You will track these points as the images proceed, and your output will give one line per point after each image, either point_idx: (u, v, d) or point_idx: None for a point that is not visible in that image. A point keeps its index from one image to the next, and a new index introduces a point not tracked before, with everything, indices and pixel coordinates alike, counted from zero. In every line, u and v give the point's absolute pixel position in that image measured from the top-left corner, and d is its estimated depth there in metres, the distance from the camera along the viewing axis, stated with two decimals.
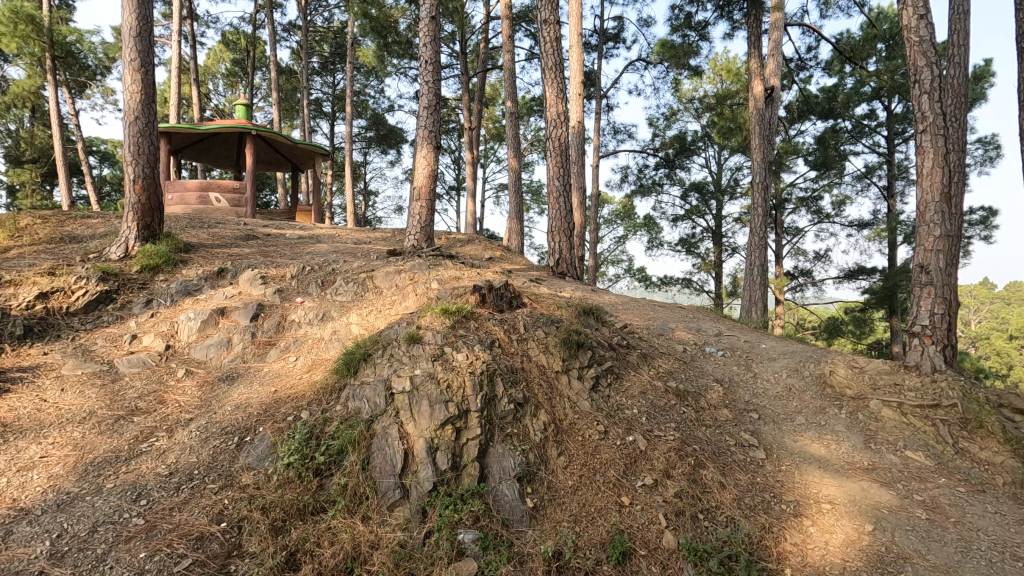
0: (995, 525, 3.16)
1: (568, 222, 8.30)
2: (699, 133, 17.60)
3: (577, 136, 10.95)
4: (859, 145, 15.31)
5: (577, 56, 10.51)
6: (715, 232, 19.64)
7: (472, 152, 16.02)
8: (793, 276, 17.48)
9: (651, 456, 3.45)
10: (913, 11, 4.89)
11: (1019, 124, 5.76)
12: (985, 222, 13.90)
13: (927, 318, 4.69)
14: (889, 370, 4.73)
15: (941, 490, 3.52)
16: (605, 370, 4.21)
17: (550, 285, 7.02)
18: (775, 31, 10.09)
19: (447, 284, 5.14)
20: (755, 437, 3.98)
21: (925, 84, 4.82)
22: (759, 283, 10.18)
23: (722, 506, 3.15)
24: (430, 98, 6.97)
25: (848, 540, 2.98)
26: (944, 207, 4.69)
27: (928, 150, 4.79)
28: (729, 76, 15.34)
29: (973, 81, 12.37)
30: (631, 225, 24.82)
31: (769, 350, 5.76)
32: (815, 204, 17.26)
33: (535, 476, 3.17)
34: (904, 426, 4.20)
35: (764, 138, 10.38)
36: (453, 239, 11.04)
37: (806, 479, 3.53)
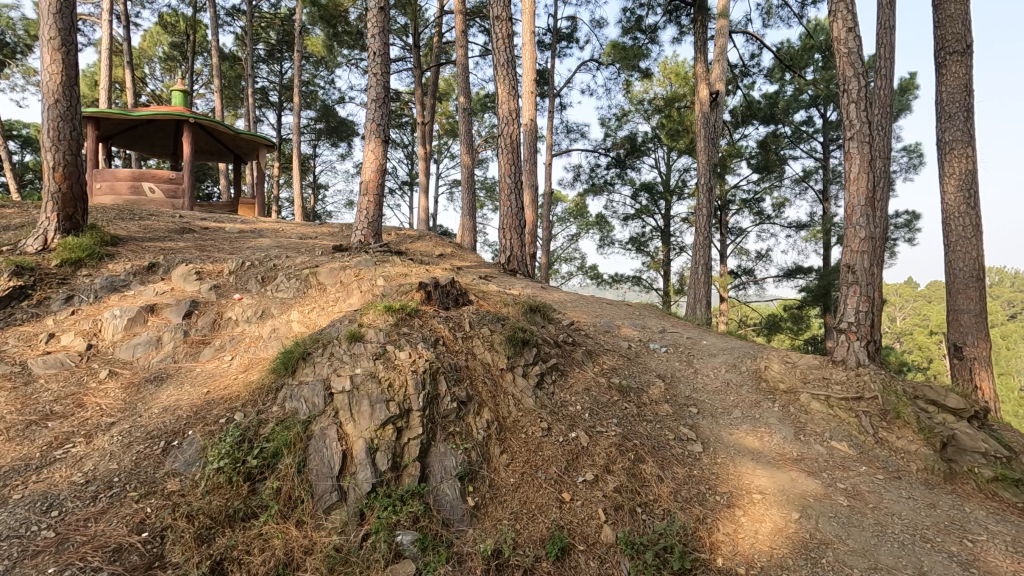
0: (907, 509, 3.37)
1: (520, 220, 8.32)
2: (649, 134, 17.99)
3: (530, 133, 10.98)
4: (798, 149, 16.06)
5: (529, 54, 10.51)
6: (664, 231, 20.16)
7: (424, 147, 15.82)
8: (736, 275, 18.13)
9: (592, 452, 3.49)
10: (842, 25, 5.15)
11: (940, 132, 6.14)
12: (909, 225, 14.87)
13: (853, 316, 4.96)
14: (818, 365, 4.98)
15: (861, 478, 3.73)
16: (549, 367, 4.24)
17: (500, 283, 7.02)
18: (720, 38, 10.42)
19: (393, 281, 5.04)
20: (693, 431, 4.11)
21: (853, 94, 5.07)
22: (703, 281, 10.52)
23: (660, 499, 3.23)
24: (378, 90, 6.78)
25: (776, 529, 3.10)
26: (869, 210, 4.97)
27: (855, 156, 5.06)
28: (677, 80, 15.76)
29: (900, 92, 13.18)
30: (584, 224, 25.21)
31: (710, 347, 5.95)
32: (756, 206, 18.02)
33: (477, 475, 3.15)
34: (831, 418, 4.44)
35: (709, 140, 10.71)
36: (403, 235, 10.85)
37: (739, 471, 3.67)
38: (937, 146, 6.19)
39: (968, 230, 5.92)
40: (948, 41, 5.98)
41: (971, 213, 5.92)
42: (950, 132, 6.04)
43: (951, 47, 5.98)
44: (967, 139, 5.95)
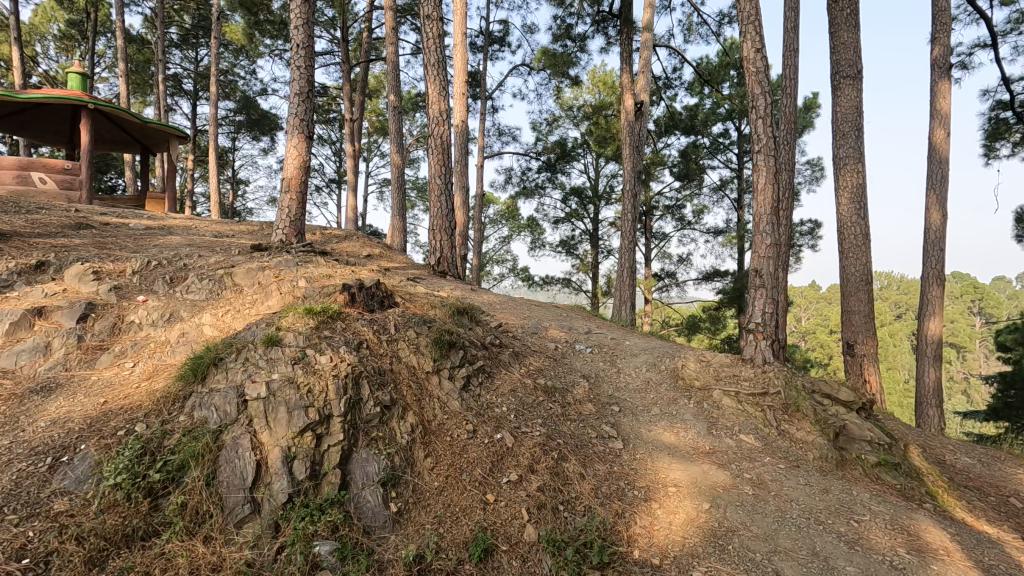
0: (804, 495, 3.66)
1: (450, 221, 8.27)
2: (578, 140, 18.43)
3: (461, 135, 10.94)
4: (716, 160, 17.01)
5: (461, 56, 10.48)
6: (593, 234, 20.72)
7: (353, 145, 15.38)
8: (659, 278, 18.95)
9: (517, 452, 3.54)
10: (752, 45, 5.52)
11: (836, 149, 6.71)
12: (812, 232, 16.16)
13: (760, 317, 5.31)
14: (729, 363, 5.31)
15: (765, 468, 4.00)
16: (476, 369, 4.26)
17: (429, 285, 6.94)
18: (645, 50, 10.87)
19: (316, 283, 4.86)
20: (615, 429, 4.26)
21: (760, 110, 5.44)
22: (628, 284, 10.91)
23: (581, 496, 3.33)
24: (302, 84, 6.52)
25: (688, 519, 3.27)
26: (774, 219, 5.36)
27: (762, 168, 5.44)
28: (605, 88, 16.26)
29: (804, 110, 14.29)
30: (516, 226, 25.46)
31: (632, 347, 6.18)
32: (678, 212, 18.93)
33: (400, 480, 3.10)
34: (740, 413, 4.74)
35: (633, 148, 11.12)
36: (328, 235, 10.47)
37: (655, 466, 3.85)
38: (833, 161, 6.76)
39: (859, 238, 6.51)
40: (842, 66, 6.55)
41: (861, 223, 6.52)
42: (843, 149, 6.62)
43: (845, 72, 6.56)
44: (858, 156, 6.56)
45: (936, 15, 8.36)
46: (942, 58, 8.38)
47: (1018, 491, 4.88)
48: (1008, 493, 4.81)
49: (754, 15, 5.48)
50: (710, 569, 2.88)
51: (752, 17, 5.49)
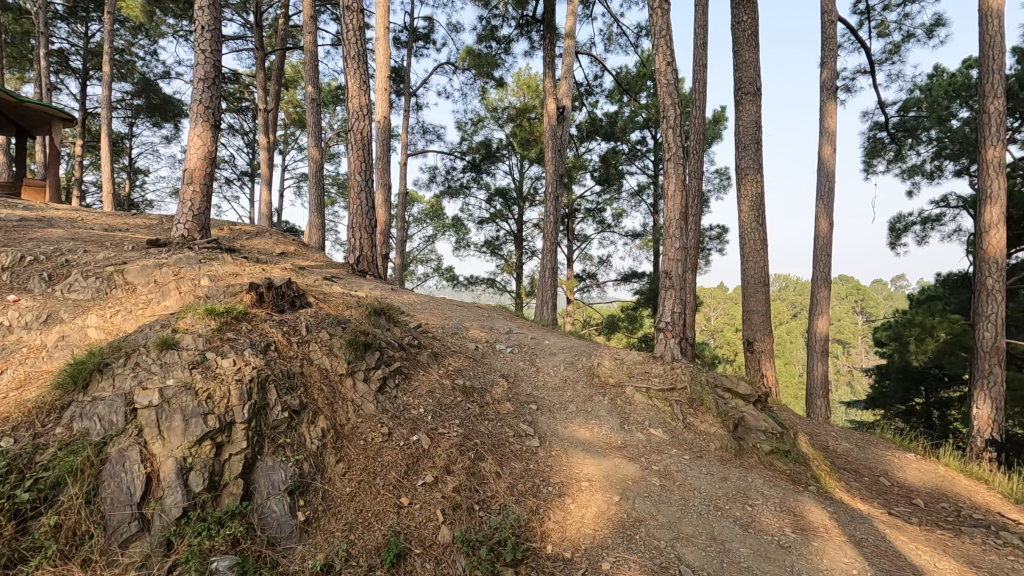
0: (706, 484, 3.90)
1: (370, 219, 8.05)
2: (503, 141, 18.56)
3: (383, 131, 10.68)
4: (634, 166, 17.73)
5: (383, 50, 10.22)
6: (517, 235, 20.94)
7: (267, 137, 14.58)
8: (581, 278, 19.48)
9: (433, 453, 3.50)
10: (663, 58, 5.80)
11: (739, 159, 7.20)
12: (720, 238, 17.26)
13: (669, 316, 5.60)
14: (642, 361, 5.56)
15: (671, 459, 4.23)
16: (393, 371, 4.18)
17: (346, 284, 6.72)
18: (567, 57, 11.13)
19: (221, 282, 4.57)
20: (532, 427, 4.33)
21: (670, 120, 5.73)
22: (550, 284, 11.12)
23: (497, 495, 3.35)
24: (207, 69, 6.10)
25: (599, 512, 3.39)
26: (682, 224, 5.66)
27: (672, 176, 5.74)
28: (529, 92, 16.47)
29: (713, 122, 15.22)
30: (440, 225, 25.23)
31: (551, 347, 6.31)
32: (599, 215, 19.57)
33: (309, 487, 2.98)
34: (650, 408, 4.98)
35: (556, 152, 11.36)
36: (238, 231, 9.86)
37: (570, 462, 3.96)
38: (736, 171, 7.25)
39: (759, 244, 7.03)
40: (744, 83, 7.05)
41: (760, 230, 7.04)
42: (744, 160, 7.13)
43: (746, 88, 7.06)
44: (757, 167, 7.09)
45: (824, 42, 9.20)
46: (829, 81, 9.23)
47: (887, 471, 5.48)
48: (879, 473, 5.39)
49: (666, 30, 5.77)
50: (618, 559, 2.99)
51: (663, 31, 5.78)
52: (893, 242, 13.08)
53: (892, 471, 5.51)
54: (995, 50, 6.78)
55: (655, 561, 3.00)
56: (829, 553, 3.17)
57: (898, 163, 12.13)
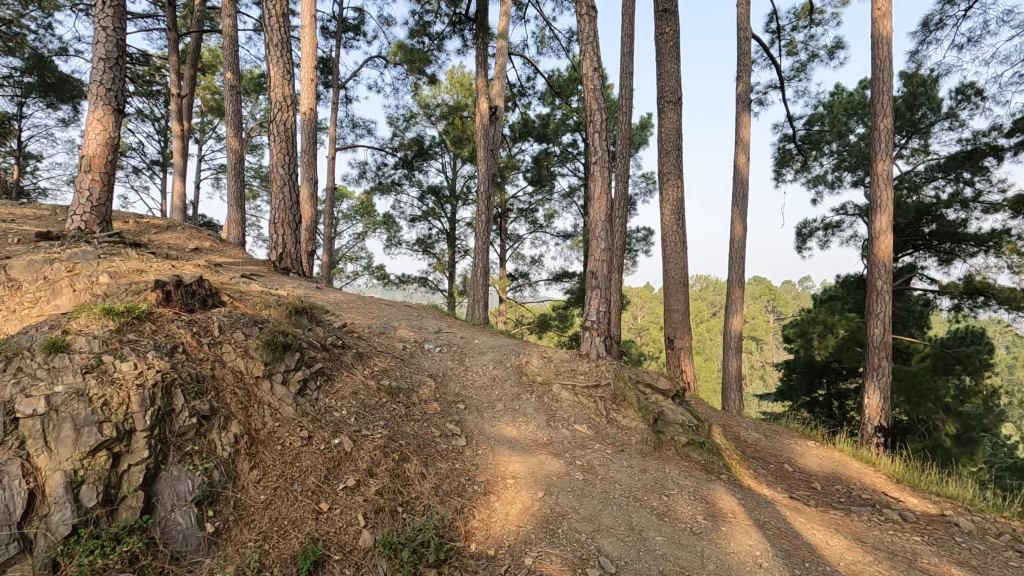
0: (626, 476, 4.05)
1: (294, 214, 7.72)
2: (436, 139, 18.38)
3: (309, 123, 10.27)
4: (565, 168, 18.08)
5: (309, 38, 9.82)
6: (449, 234, 20.80)
7: (180, 123, 13.59)
8: (513, 278, 19.67)
9: (356, 456, 3.42)
10: (591, 64, 5.95)
11: (663, 165, 7.50)
12: (646, 239, 17.98)
13: (595, 315, 5.76)
14: (568, 359, 5.70)
15: (594, 454, 4.35)
16: (314, 372, 4.04)
17: (267, 283, 6.41)
18: (500, 57, 11.18)
19: (123, 279, 4.22)
20: (458, 427, 4.33)
21: (596, 124, 5.90)
22: (482, 284, 11.12)
23: (421, 496, 3.32)
24: (109, 48, 5.60)
25: (524, 509, 3.43)
26: (607, 225, 5.84)
27: (598, 178, 5.90)
28: (462, 90, 16.39)
29: (640, 128, 15.80)
30: (371, 222, 24.63)
31: (480, 345, 6.32)
32: (531, 216, 19.81)
33: (219, 497, 2.81)
34: (576, 404, 5.10)
35: (488, 151, 11.38)
36: (145, 224, 9.13)
37: (496, 460, 3.99)
38: (659, 176, 7.57)
39: (679, 246, 7.36)
40: (666, 92, 7.36)
41: (681, 233, 7.39)
42: (667, 166, 7.46)
43: (668, 97, 7.37)
44: (677, 173, 7.44)
45: (740, 57, 9.78)
46: (744, 94, 9.83)
47: (790, 458, 5.93)
48: (784, 460, 5.82)
49: (593, 36, 5.92)
50: (540, 554, 3.04)
51: (590, 38, 5.93)
52: (800, 246, 14.14)
53: (794, 457, 5.97)
54: (885, 73, 7.48)
55: (576, 553, 3.06)
56: (735, 537, 3.38)
57: (805, 173, 13.12)
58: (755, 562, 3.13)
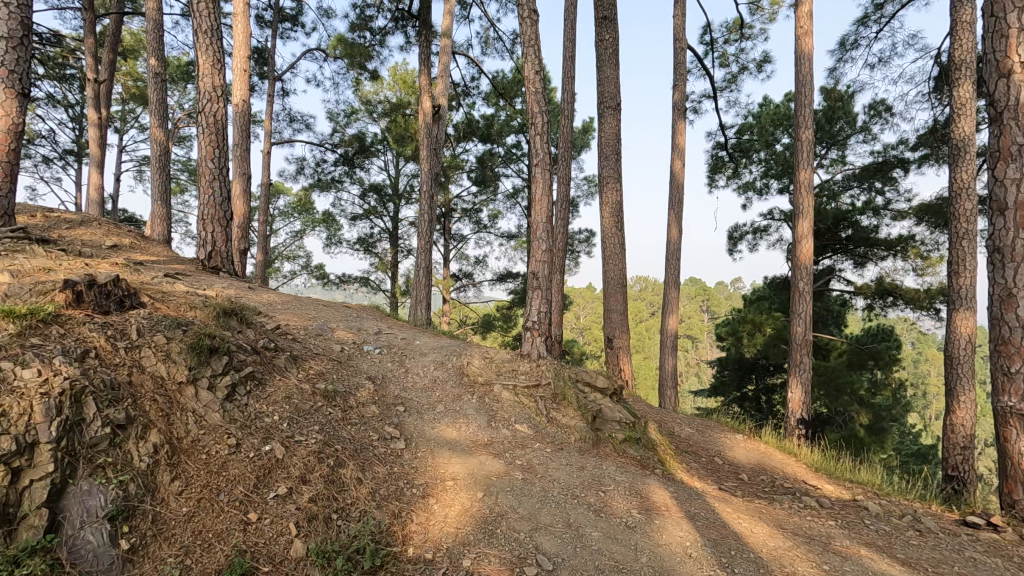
0: (565, 474, 4.11)
1: (225, 211, 7.34)
2: (378, 136, 18.00)
3: (242, 115, 9.79)
4: (510, 169, 18.18)
5: (242, 27, 9.37)
6: (392, 233, 20.43)
7: (96, 110, 12.62)
8: (457, 278, 19.58)
9: (288, 463, 3.30)
10: (532, 66, 5.99)
11: (604, 168, 7.67)
12: (587, 241, 18.38)
13: (536, 315, 5.83)
14: (510, 359, 5.72)
15: (534, 453, 4.40)
16: (244, 377, 3.86)
17: (195, 283, 6.06)
18: (443, 56, 11.10)
19: (28, 279, 3.87)
20: (397, 429, 4.26)
21: (538, 126, 5.96)
22: (425, 284, 10.98)
23: (357, 502, 3.24)
24: (13, 25, 5.12)
25: (463, 510, 3.42)
26: (549, 226, 5.91)
27: (539, 180, 5.97)
28: (405, 87, 16.15)
29: (582, 131, 16.13)
30: (309, 220, 23.87)
31: (421, 346, 6.24)
32: (475, 216, 19.79)
33: (136, 512, 2.63)
34: (516, 404, 5.13)
35: (432, 150, 11.27)
36: (56, 219, 8.41)
37: (436, 462, 3.95)
38: (600, 179, 7.74)
39: (618, 247, 7.55)
40: (606, 97, 7.53)
41: (620, 235, 7.60)
42: (607, 170, 7.65)
43: (608, 102, 7.56)
44: (616, 177, 7.64)
45: (676, 66, 10.15)
46: (679, 102, 10.21)
47: (720, 451, 6.21)
48: (714, 453, 6.09)
49: (534, 39, 5.98)
50: (479, 555, 3.03)
51: (532, 40, 5.98)
52: (731, 248, 14.86)
53: (724, 450, 6.26)
54: (807, 88, 7.97)
55: (513, 552, 3.08)
56: (667, 529, 3.51)
57: (735, 179, 13.80)
58: (685, 552, 3.26)
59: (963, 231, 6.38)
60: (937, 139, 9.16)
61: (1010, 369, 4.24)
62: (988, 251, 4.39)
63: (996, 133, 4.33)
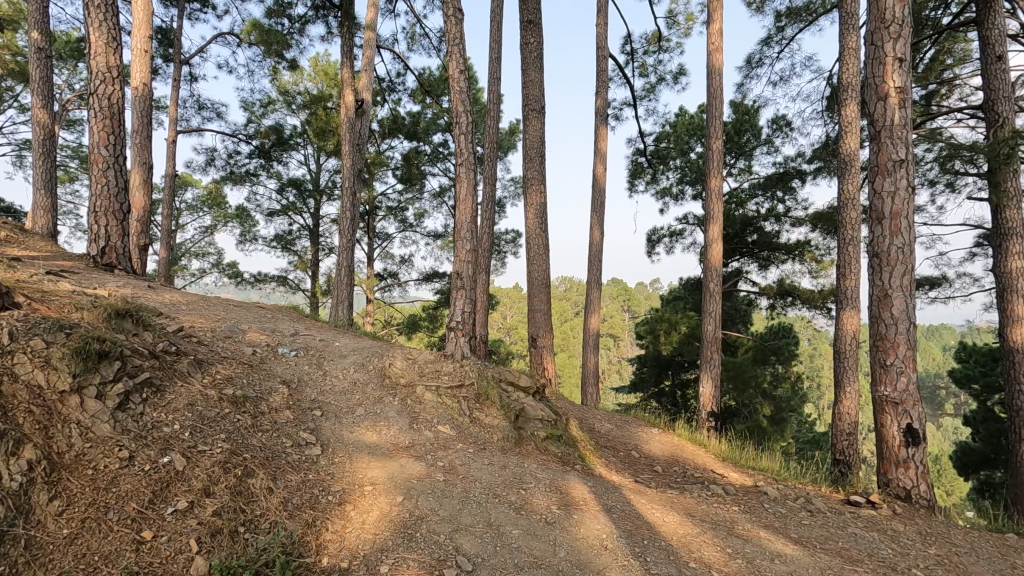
0: (487, 474, 4.13)
1: (121, 203, 6.71)
2: (297, 129, 17.21)
3: (142, 99, 9.00)
4: (436, 167, 17.99)
5: (143, 3, 8.61)
6: (312, 230, 19.60)
7: None
8: (382, 278, 19.12)
9: (190, 475, 3.07)
10: (457, 65, 5.96)
11: (529, 170, 7.77)
12: (513, 241, 18.59)
13: (460, 316, 5.80)
14: (433, 360, 5.66)
15: (456, 454, 4.38)
16: (139, 384, 3.55)
17: (84, 281, 5.50)
18: (367, 49, 10.80)
19: None
20: (313, 435, 4.09)
21: (462, 125, 5.94)
22: (347, 283, 10.61)
23: (267, 513, 3.07)
24: None
25: (382, 515, 3.34)
26: (473, 226, 5.90)
27: (463, 180, 5.96)
28: (327, 79, 15.57)
29: (508, 133, 16.26)
30: (221, 215, 22.39)
31: (341, 348, 6.03)
32: (401, 214, 19.41)
33: (4, 537, 2.33)
34: (439, 405, 5.08)
35: (354, 146, 10.92)
36: None
37: (354, 467, 3.84)
38: (526, 181, 7.82)
39: (542, 249, 7.67)
40: (531, 100, 7.63)
41: (543, 236, 7.72)
42: (531, 172, 7.76)
43: (533, 105, 7.67)
44: (540, 179, 7.76)
45: (598, 73, 10.48)
46: (602, 108, 10.54)
47: (637, 445, 6.47)
48: (631, 447, 6.33)
49: (459, 38, 5.95)
50: (397, 560, 2.96)
51: (456, 39, 5.95)
52: (650, 251, 15.53)
53: (641, 444, 6.53)
54: (717, 100, 8.48)
55: (433, 555, 3.04)
56: (585, 523, 3.61)
57: (654, 184, 14.44)
58: (600, 544, 3.36)
59: (849, 237, 7.05)
60: (828, 153, 10.07)
61: (886, 361, 4.72)
62: (868, 255, 4.87)
63: (875, 149, 4.81)
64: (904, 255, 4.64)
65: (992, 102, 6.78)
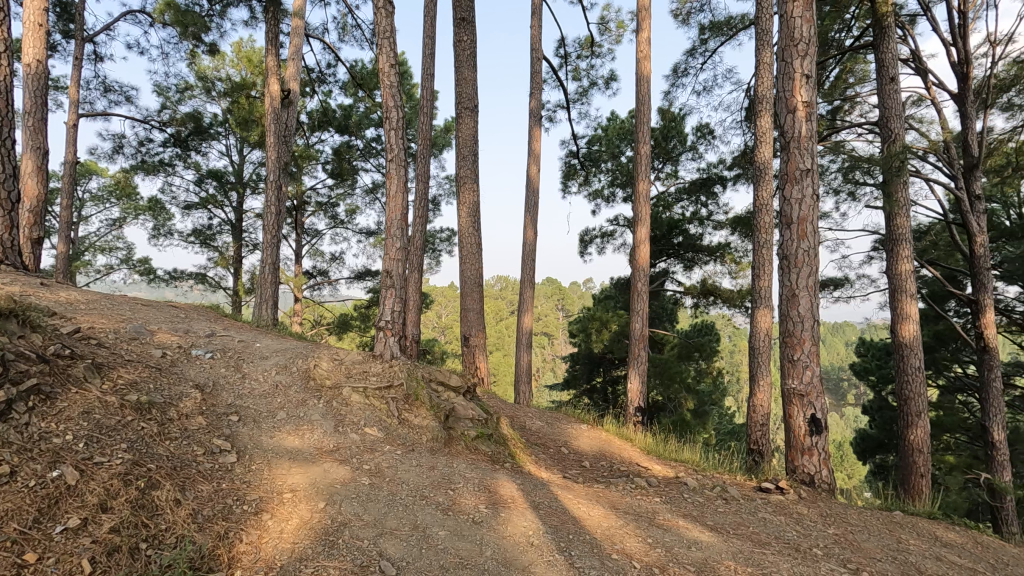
0: (414, 475, 4.07)
1: (8, 192, 6.04)
2: (217, 117, 16.25)
3: (35, 77, 8.15)
4: (369, 163, 17.51)
5: None
6: (234, 225, 18.57)
7: None
8: (310, 276, 18.42)
9: (83, 490, 2.81)
10: (388, 59, 5.81)
11: (462, 169, 7.73)
12: (448, 239, 18.46)
13: (389, 316, 5.66)
14: (360, 360, 5.51)
15: (383, 456, 4.28)
16: (25, 392, 3.23)
17: None
18: (294, 37, 10.34)
19: None
20: (228, 441, 3.86)
21: (393, 121, 5.79)
22: (271, 281, 10.12)
23: (173, 526, 2.86)
24: None
25: (301, 523, 3.20)
26: (403, 224, 5.77)
27: (394, 176, 5.82)
28: (250, 66, 14.78)
29: (443, 130, 16.09)
30: (130, 207, 20.75)
31: (262, 349, 5.74)
32: (331, 210, 18.77)
33: None
34: (366, 407, 4.95)
35: (280, 138, 10.43)
36: None
37: (273, 474, 3.66)
38: (459, 179, 7.78)
39: (475, 247, 7.65)
40: (464, 98, 7.59)
41: (476, 235, 7.70)
42: (464, 170, 7.72)
43: (466, 104, 7.62)
44: (473, 177, 7.74)
45: (532, 75, 10.60)
46: (536, 109, 10.65)
47: (567, 441, 6.59)
48: (561, 444, 6.44)
49: (389, 32, 5.82)
50: (317, 568, 2.85)
51: (387, 32, 5.81)
52: (582, 251, 15.89)
53: (570, 440, 6.65)
54: (645, 107, 8.79)
55: (355, 562, 2.94)
56: (512, 521, 3.63)
57: (586, 186, 14.78)
58: (526, 541, 3.40)
59: (763, 240, 7.51)
60: (746, 161, 10.68)
61: (793, 357, 5.06)
62: (778, 257, 5.20)
63: (785, 158, 5.15)
64: (810, 257, 5.00)
65: (886, 120, 7.42)
